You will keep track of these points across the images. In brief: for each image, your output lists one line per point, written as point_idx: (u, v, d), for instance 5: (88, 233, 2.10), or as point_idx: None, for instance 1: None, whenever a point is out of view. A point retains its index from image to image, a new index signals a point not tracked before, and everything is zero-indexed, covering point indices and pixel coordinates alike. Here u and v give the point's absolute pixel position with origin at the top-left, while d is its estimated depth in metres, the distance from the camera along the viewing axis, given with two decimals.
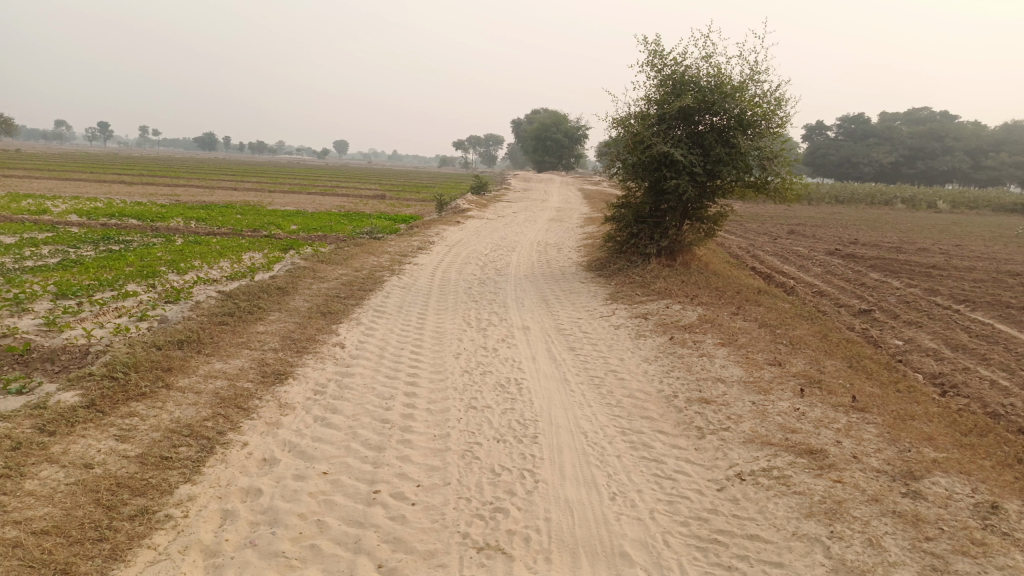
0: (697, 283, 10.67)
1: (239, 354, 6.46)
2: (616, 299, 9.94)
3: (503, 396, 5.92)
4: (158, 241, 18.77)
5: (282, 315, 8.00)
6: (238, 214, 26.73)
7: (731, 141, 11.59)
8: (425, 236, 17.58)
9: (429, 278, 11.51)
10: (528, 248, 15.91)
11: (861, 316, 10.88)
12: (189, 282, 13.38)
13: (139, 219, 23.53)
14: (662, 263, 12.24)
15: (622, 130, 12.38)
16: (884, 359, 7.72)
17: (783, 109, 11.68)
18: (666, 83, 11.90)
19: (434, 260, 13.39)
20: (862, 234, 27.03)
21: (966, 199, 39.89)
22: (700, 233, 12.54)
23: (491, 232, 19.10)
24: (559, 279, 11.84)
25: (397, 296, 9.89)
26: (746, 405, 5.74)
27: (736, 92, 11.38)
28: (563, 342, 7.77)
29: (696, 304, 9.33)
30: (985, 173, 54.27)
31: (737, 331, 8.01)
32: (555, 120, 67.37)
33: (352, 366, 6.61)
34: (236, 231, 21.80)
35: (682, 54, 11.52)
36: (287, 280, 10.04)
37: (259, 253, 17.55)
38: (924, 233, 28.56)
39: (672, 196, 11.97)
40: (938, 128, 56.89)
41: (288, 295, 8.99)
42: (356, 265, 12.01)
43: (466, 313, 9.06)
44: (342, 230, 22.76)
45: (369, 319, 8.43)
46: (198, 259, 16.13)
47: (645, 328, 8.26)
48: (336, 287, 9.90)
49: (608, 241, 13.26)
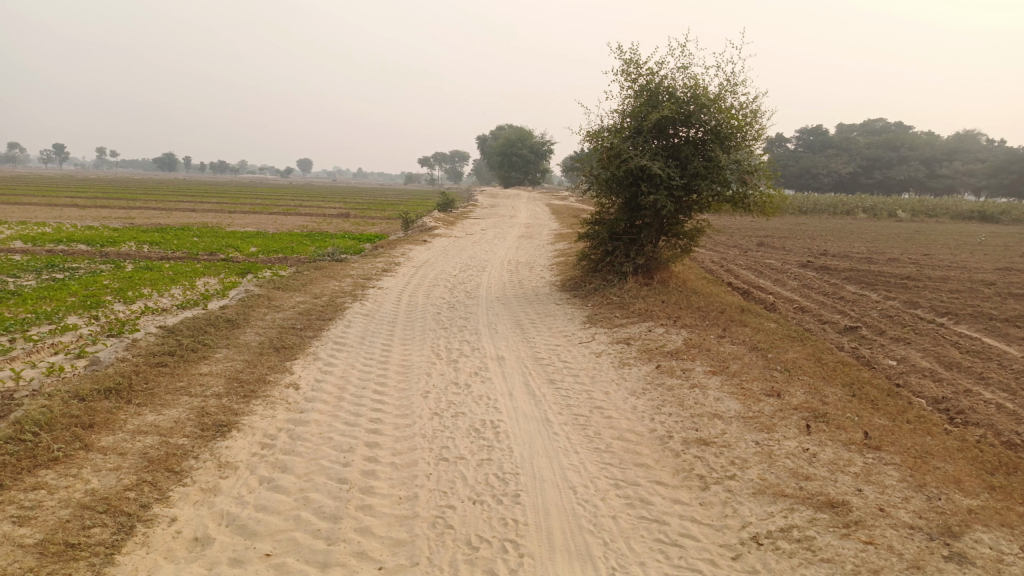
0: (678, 303, 10.13)
1: (176, 402, 5.68)
2: (595, 322, 9.34)
3: (478, 443, 5.24)
4: (106, 268, 17.72)
5: (230, 352, 7.22)
6: (195, 236, 25.68)
7: (708, 154, 11.15)
8: (390, 257, 16.82)
9: (395, 303, 10.80)
10: (499, 267, 15.28)
11: (847, 333, 10.45)
12: (136, 313, 12.45)
13: (88, 244, 22.37)
14: (639, 281, 11.71)
15: (594, 143, 11.87)
16: (883, 383, 7.22)
17: (760, 122, 11.31)
18: (641, 95, 11.47)
19: (400, 283, 12.69)
20: (830, 245, 27.00)
21: (925, 207, 40.40)
22: (676, 249, 12.08)
23: (460, 250, 18.43)
24: (532, 302, 11.21)
25: (359, 326, 9.16)
26: (750, 446, 5.15)
27: (713, 103, 10.98)
28: (541, 374, 7.12)
29: (679, 326, 8.77)
30: (941, 182, 55.27)
31: (728, 357, 7.45)
32: (520, 136, 67.22)
33: (308, 411, 5.88)
34: (191, 255, 20.78)
35: (658, 64, 11.10)
36: (239, 309, 9.25)
37: (215, 279, 16.64)
38: (889, 242, 28.65)
39: (648, 211, 11.47)
40: (895, 138, 57.92)
41: (239, 328, 8.21)
42: (316, 291, 11.24)
43: (435, 342, 8.37)
44: (304, 251, 21.91)
45: (328, 354, 7.68)
46: (147, 287, 15.16)
47: (628, 355, 7.66)
48: (293, 317, 9.14)
49: (583, 259, 12.70)
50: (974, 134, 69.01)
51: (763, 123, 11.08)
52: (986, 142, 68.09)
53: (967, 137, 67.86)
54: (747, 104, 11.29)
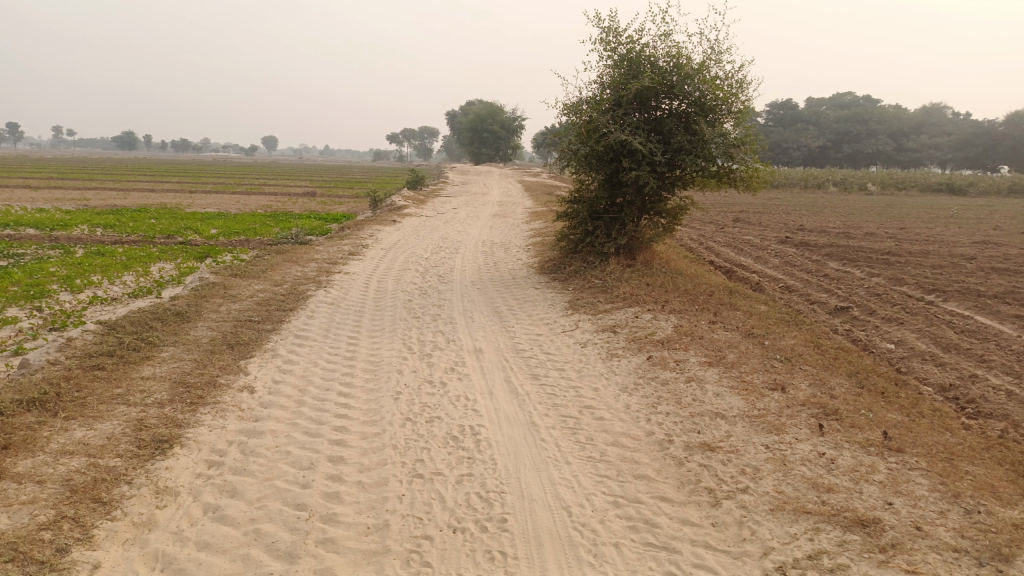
0: (664, 285, 9.60)
1: (110, 414, 4.98)
2: (577, 308, 8.77)
3: (456, 456, 4.64)
4: (55, 254, 16.68)
5: (179, 351, 6.51)
6: (153, 218, 24.57)
7: (692, 127, 10.56)
8: (358, 238, 16.03)
9: (363, 290, 10.10)
10: (473, 248, 14.60)
11: (838, 314, 10.00)
12: (83, 304, 11.56)
13: (38, 228, 21.19)
14: (621, 262, 11.15)
15: (572, 117, 11.20)
16: (888, 371, 6.75)
17: (746, 92, 10.75)
18: (620, 64, 10.82)
19: (369, 267, 11.98)
20: (806, 220, 26.74)
21: (894, 181, 40.43)
22: (659, 228, 11.53)
23: (431, 231, 17.70)
24: (510, 286, 10.60)
25: (324, 316, 8.46)
26: (760, 452, 4.63)
27: (696, 73, 10.39)
28: (524, 368, 6.53)
29: (668, 312, 8.22)
30: (907, 155, 55.51)
31: (723, 346, 6.93)
32: (490, 111, 66.10)
33: (264, 420, 5.23)
34: (148, 239, 19.74)
35: (638, 31, 10.44)
36: (192, 300, 8.50)
37: (172, 264, 15.74)
38: (862, 217, 28.48)
39: (629, 188, 10.88)
40: (863, 112, 58.01)
41: (190, 323, 7.47)
42: (277, 277, 10.48)
43: (406, 334, 7.71)
44: (268, 233, 20.97)
45: (289, 349, 7.00)
46: (99, 274, 14.22)
47: (616, 345, 7.10)
48: (251, 308, 8.41)
49: (561, 240, 12.10)
50: (939, 107, 69.55)
51: (749, 93, 10.51)
52: (951, 115, 68.66)
53: (932, 110, 68.35)
54: (732, 74, 10.70)
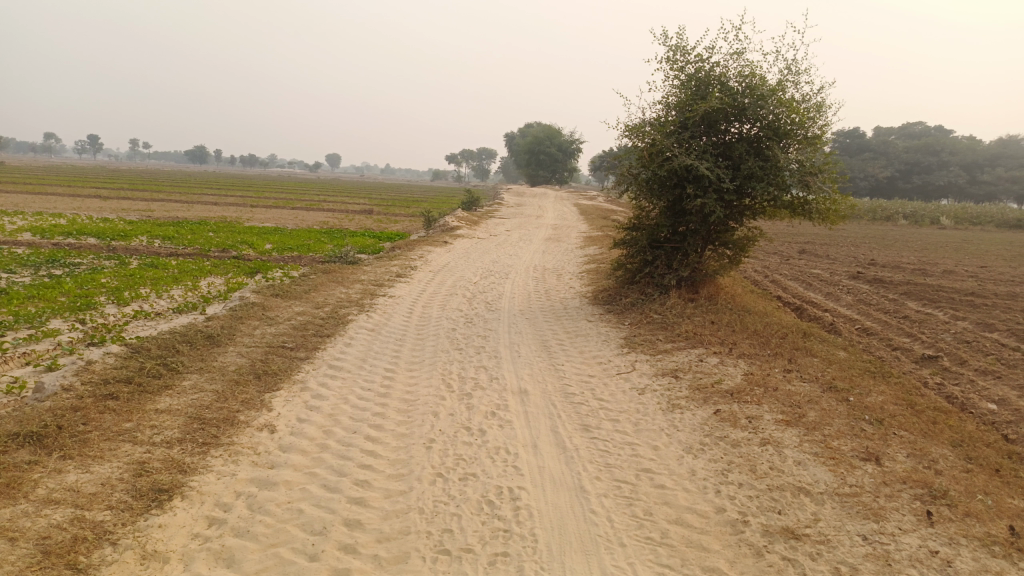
0: (730, 323, 8.80)
1: (110, 455, 4.49)
2: (634, 346, 8.03)
3: (490, 527, 3.97)
4: (109, 264, 16.77)
5: (202, 380, 6.04)
6: (211, 231, 24.80)
7: (764, 153, 9.75)
8: (407, 259, 15.60)
9: (406, 316, 9.57)
10: (524, 273, 14.00)
11: (925, 365, 8.99)
12: (125, 318, 11.34)
13: (99, 238, 21.53)
14: (683, 296, 10.35)
15: (634, 139, 10.51)
16: (997, 438, 5.81)
17: (825, 116, 9.90)
18: (687, 85, 10.13)
19: (415, 291, 11.47)
20: (875, 254, 25.32)
21: (968, 215, 38.34)
22: (724, 260, 10.70)
23: (483, 254, 17.18)
24: (561, 317, 9.92)
25: (362, 344, 7.93)
26: (856, 545, 3.83)
27: (771, 95, 9.62)
28: (573, 417, 5.83)
29: (736, 356, 7.41)
30: (982, 188, 52.83)
31: (800, 401, 6.10)
32: (548, 134, 65.78)
33: (281, 468, 4.67)
34: (202, 252, 19.78)
35: (708, 49, 9.76)
36: (226, 322, 8.09)
37: (221, 279, 15.61)
38: (937, 252, 26.81)
39: (694, 217, 10.10)
40: (935, 143, 55.63)
41: (219, 347, 7.03)
42: (319, 299, 10.05)
43: (446, 368, 7.11)
44: (320, 250, 20.85)
45: (319, 381, 6.47)
46: (147, 287, 14.13)
47: (678, 394, 6.35)
48: (286, 331, 7.95)
49: (618, 269, 11.37)
50: (1018, 139, 66.17)
51: (830, 117, 9.67)
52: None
53: (1011, 142, 65.07)
54: (810, 97, 9.88)
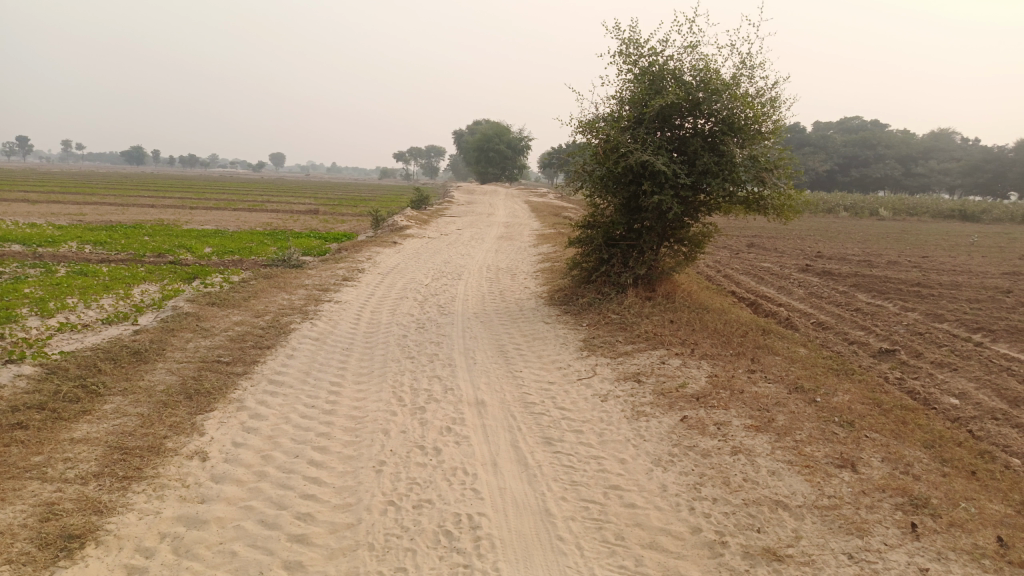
0: (690, 321, 8.58)
1: (12, 495, 3.94)
2: (594, 349, 7.72)
3: (449, 564, 3.59)
4: (34, 273, 15.73)
5: (126, 403, 5.48)
6: (147, 235, 23.66)
7: (719, 148, 9.58)
8: (354, 262, 15.02)
9: (353, 323, 9.07)
10: (477, 274, 13.59)
11: (883, 359, 8.93)
12: (49, 331, 10.54)
13: (24, 244, 20.30)
14: (640, 294, 10.11)
15: (588, 135, 10.22)
16: (966, 436, 5.68)
17: (779, 111, 9.78)
18: (641, 79, 9.89)
19: (363, 295, 10.95)
20: (822, 246, 25.73)
21: (905, 207, 39.45)
22: (680, 257, 10.51)
23: (433, 254, 16.71)
24: (517, 320, 9.57)
25: (306, 355, 7.43)
26: (843, 566, 3.57)
27: (725, 89, 9.45)
28: (535, 430, 5.48)
29: (699, 357, 7.16)
30: (916, 180, 54.57)
31: (768, 404, 5.87)
32: (496, 131, 65.42)
33: (213, 502, 4.19)
34: (136, 257, 18.80)
35: (662, 42, 9.53)
36: (156, 335, 7.49)
37: (156, 286, 14.78)
38: (878, 243, 27.40)
39: (649, 214, 9.86)
40: (872, 136, 57.20)
41: (147, 365, 6.44)
42: (259, 307, 9.47)
43: (397, 379, 6.67)
44: (263, 253, 20.06)
45: (259, 399, 5.97)
46: (75, 296, 13.25)
47: (642, 400, 6.06)
48: (222, 344, 7.38)
49: (573, 268, 11.07)
50: (948, 133, 68.67)
51: (784, 112, 9.55)
52: (960, 141, 67.68)
53: (942, 135, 67.50)
54: (764, 91, 9.74)
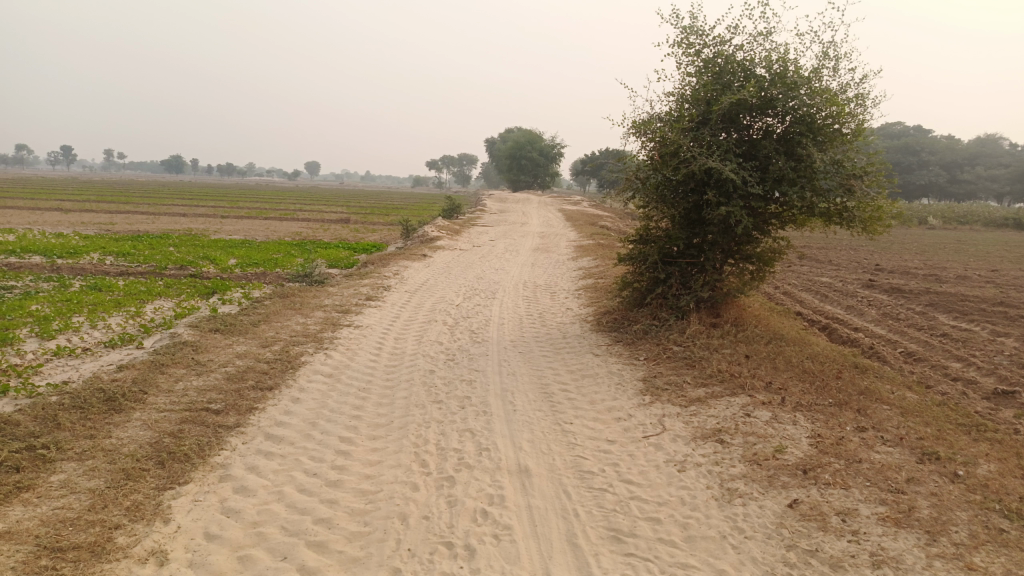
0: (769, 357, 7.21)
1: None
2: (658, 393, 6.40)
3: None
4: (47, 287, 14.89)
5: (78, 475, 4.33)
6: (172, 245, 22.91)
7: (797, 152, 8.21)
8: (380, 277, 13.89)
9: (374, 354, 7.87)
10: (513, 292, 12.34)
11: (1001, 401, 7.45)
12: (44, 355, 9.54)
13: (45, 255, 19.63)
14: (703, 321, 8.75)
15: (642, 137, 8.91)
16: None
17: (866, 110, 8.39)
18: (706, 72, 8.59)
19: (386, 319, 9.78)
20: (877, 258, 24.01)
21: (955, 216, 37.31)
22: (746, 276, 9.07)
23: (466, 269, 15.52)
24: (562, 350, 8.28)
25: (316, 398, 6.25)
26: None
27: (806, 83, 8.10)
28: (598, 518, 4.19)
29: (792, 408, 5.81)
30: (963, 188, 52.02)
31: (901, 483, 4.49)
32: (529, 138, 64.23)
33: None
34: (157, 270, 17.96)
35: (731, 28, 8.23)
36: (141, 373, 6.36)
37: (170, 303, 13.80)
38: (937, 254, 25.54)
39: (714, 228, 8.49)
40: (916, 143, 54.84)
41: (120, 417, 5.30)
42: (269, 334, 8.33)
43: (421, 434, 5.45)
44: (288, 265, 19.04)
45: (250, 463, 4.79)
46: (82, 314, 12.29)
47: (733, 472, 4.73)
48: (216, 385, 6.22)
49: (623, 288, 9.75)
50: (996, 138, 65.83)
51: (874, 110, 8.15)
52: (1009, 146, 64.83)
53: (990, 140, 64.70)
54: (849, 86, 8.36)
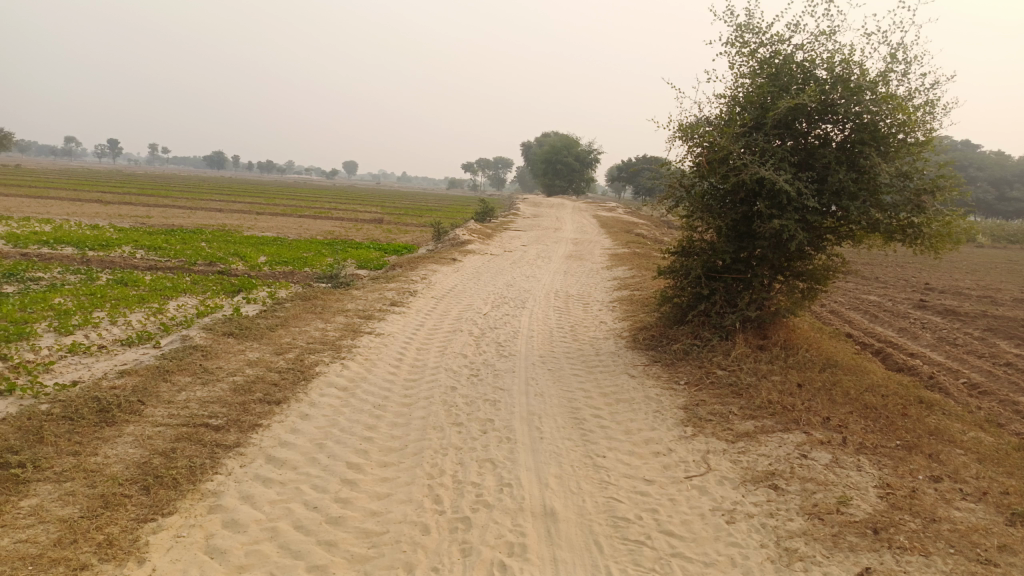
0: (823, 387, 6.53)
1: None
2: (700, 425, 5.78)
3: None
4: (74, 280, 14.72)
5: (50, 501, 3.87)
6: (203, 241, 22.80)
7: (859, 163, 7.51)
8: (408, 281, 13.43)
9: (393, 367, 7.37)
10: (545, 301, 11.78)
11: None
12: (57, 352, 9.23)
13: (77, 247, 19.59)
14: (749, 342, 8.08)
15: (688, 142, 8.29)
16: None
17: (936, 119, 7.66)
18: (761, 73, 7.95)
19: (410, 327, 9.28)
20: (927, 276, 22.94)
21: (1005, 234, 35.81)
22: (796, 295, 8.33)
23: (496, 275, 14.99)
24: (594, 369, 7.68)
25: (326, 415, 5.75)
26: None
27: (872, 88, 7.40)
28: None
29: (854, 451, 5.15)
30: (1012, 206, 50.11)
31: (991, 552, 3.83)
32: (565, 143, 63.60)
33: None
34: (185, 265, 17.76)
35: (792, 26, 7.58)
36: (141, 381, 5.93)
37: (194, 300, 13.50)
38: (989, 275, 24.35)
39: (765, 242, 7.83)
40: (964, 158, 53.03)
41: (109, 432, 4.85)
42: (284, 341, 7.88)
43: (437, 463, 4.92)
44: (317, 265, 18.72)
45: (244, 492, 4.30)
46: (103, 309, 12.02)
47: (792, 527, 4.10)
48: (220, 397, 5.77)
49: (662, 304, 9.12)
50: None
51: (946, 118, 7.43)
52: None
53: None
54: (918, 92, 7.64)
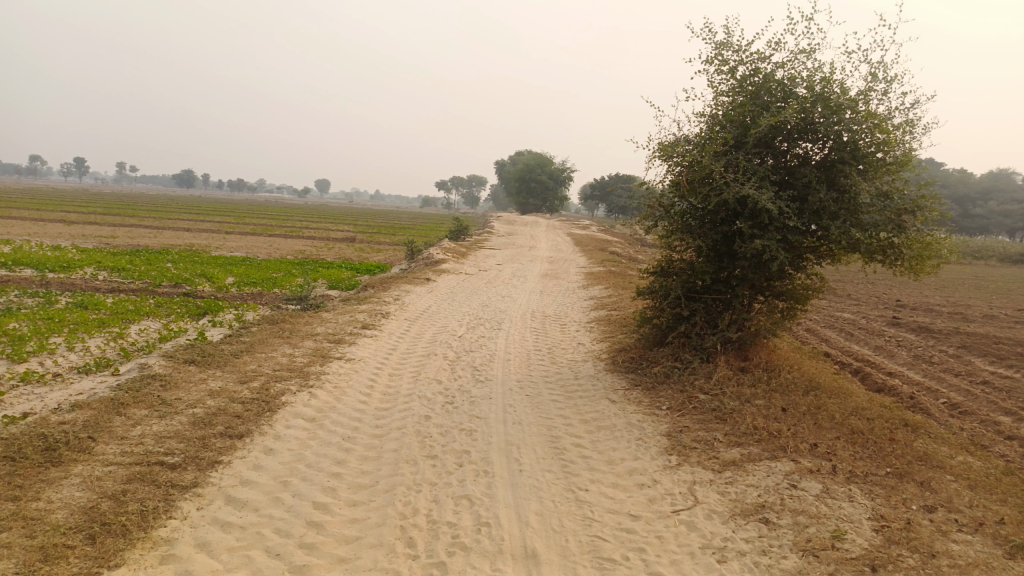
0: (808, 411, 6.36)
1: None
2: (685, 453, 5.57)
3: None
4: (31, 303, 14.16)
5: None
6: (170, 261, 22.23)
7: (839, 181, 7.43)
8: (381, 302, 13.11)
9: (364, 394, 7.06)
10: (521, 322, 11.54)
11: None
12: (9, 381, 8.75)
13: (37, 269, 18.94)
14: (730, 364, 7.91)
15: (667, 161, 8.15)
16: None
17: (914, 138, 7.61)
18: (740, 91, 7.86)
19: (382, 351, 8.97)
20: (898, 293, 23.16)
21: (970, 251, 36.49)
22: (777, 315, 8.20)
23: (471, 295, 14.73)
24: (573, 394, 7.45)
25: (293, 448, 5.43)
26: None
27: (852, 106, 7.33)
28: None
29: (844, 480, 4.96)
30: (975, 222, 51.21)
31: None
32: (539, 162, 63.76)
33: None
34: (149, 287, 17.23)
35: (772, 44, 7.50)
36: (93, 415, 5.55)
37: (158, 324, 13.03)
38: (958, 291, 24.69)
39: (746, 262, 7.69)
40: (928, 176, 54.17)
41: (55, 473, 4.49)
42: (250, 368, 7.52)
43: (410, 501, 4.62)
44: (288, 285, 18.30)
45: (200, 538, 3.97)
46: (60, 334, 11.52)
47: (786, 566, 3.88)
48: (178, 431, 5.42)
49: (641, 325, 8.93)
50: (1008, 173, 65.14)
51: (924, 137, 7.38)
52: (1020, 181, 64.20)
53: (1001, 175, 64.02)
54: (896, 111, 7.60)
